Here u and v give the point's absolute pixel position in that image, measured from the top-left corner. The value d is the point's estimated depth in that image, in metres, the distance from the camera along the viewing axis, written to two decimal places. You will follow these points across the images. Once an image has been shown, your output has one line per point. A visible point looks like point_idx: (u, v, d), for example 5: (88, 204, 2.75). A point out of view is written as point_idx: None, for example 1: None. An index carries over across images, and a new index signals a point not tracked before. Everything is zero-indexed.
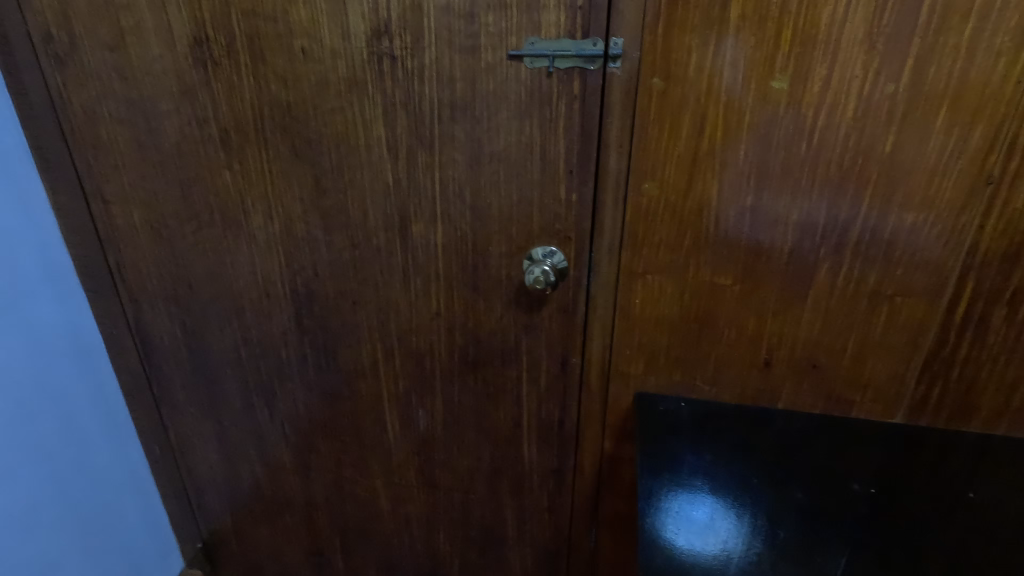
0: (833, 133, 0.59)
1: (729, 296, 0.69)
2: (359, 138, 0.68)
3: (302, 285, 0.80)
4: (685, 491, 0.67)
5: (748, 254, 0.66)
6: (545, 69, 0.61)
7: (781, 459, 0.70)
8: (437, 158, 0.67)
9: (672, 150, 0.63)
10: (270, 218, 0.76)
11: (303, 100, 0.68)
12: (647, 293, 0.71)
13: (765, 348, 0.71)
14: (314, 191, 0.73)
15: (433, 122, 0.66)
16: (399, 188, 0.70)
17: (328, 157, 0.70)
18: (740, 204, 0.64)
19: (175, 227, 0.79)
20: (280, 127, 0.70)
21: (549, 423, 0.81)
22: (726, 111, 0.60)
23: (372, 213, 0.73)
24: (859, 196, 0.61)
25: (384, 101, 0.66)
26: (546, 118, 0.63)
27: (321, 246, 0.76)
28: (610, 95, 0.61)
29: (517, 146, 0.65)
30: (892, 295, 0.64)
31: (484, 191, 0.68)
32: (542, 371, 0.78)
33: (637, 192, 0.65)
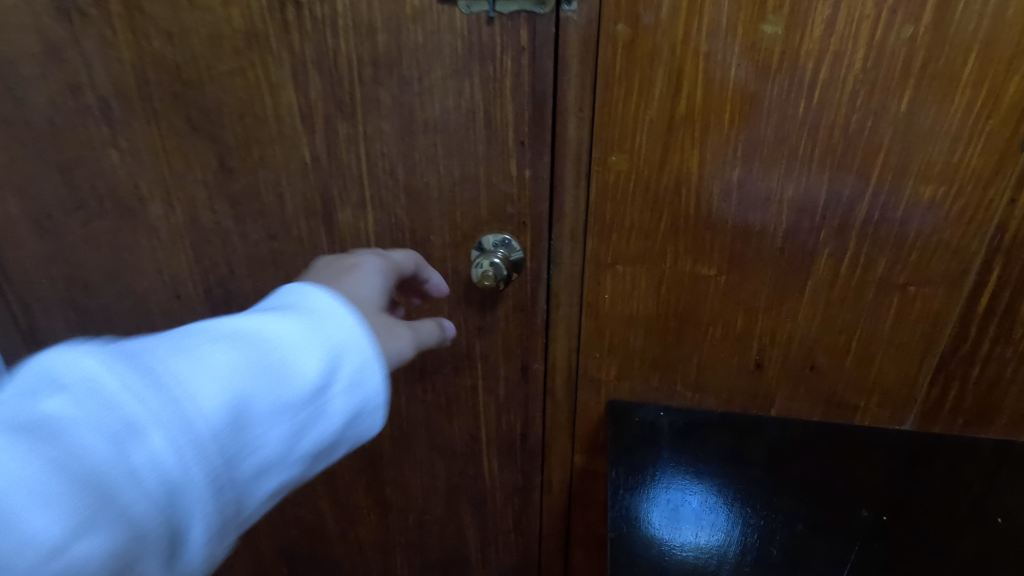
0: (837, 89, 0.48)
1: (714, 289, 0.58)
2: (267, 107, 0.56)
3: (217, 284, 0.68)
4: (665, 495, 0.58)
5: (735, 239, 0.55)
6: (485, 14, 0.49)
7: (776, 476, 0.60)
8: (362, 130, 0.56)
9: (642, 115, 0.52)
10: (172, 206, 0.64)
11: (195, 61, 0.55)
12: (618, 287, 0.60)
13: (756, 347, 0.60)
14: (220, 172, 0.61)
15: (353, 85, 0.54)
16: (320, 167, 0.59)
17: (231, 131, 0.58)
18: (725, 180, 0.53)
19: (60, 218, 0.67)
20: (171, 94, 0.57)
21: (511, 437, 0.71)
22: (707, 63, 0.49)
23: (290, 198, 0.61)
24: (868, 166, 0.50)
25: (292, 59, 0.53)
26: (489, 76, 0.51)
27: (235, 239, 0.64)
28: (566, 47, 0.50)
29: (456, 112, 0.53)
30: (904, 285, 0.55)
31: (419, 170, 0.57)
32: (500, 380, 0.67)
33: (602, 166, 0.54)
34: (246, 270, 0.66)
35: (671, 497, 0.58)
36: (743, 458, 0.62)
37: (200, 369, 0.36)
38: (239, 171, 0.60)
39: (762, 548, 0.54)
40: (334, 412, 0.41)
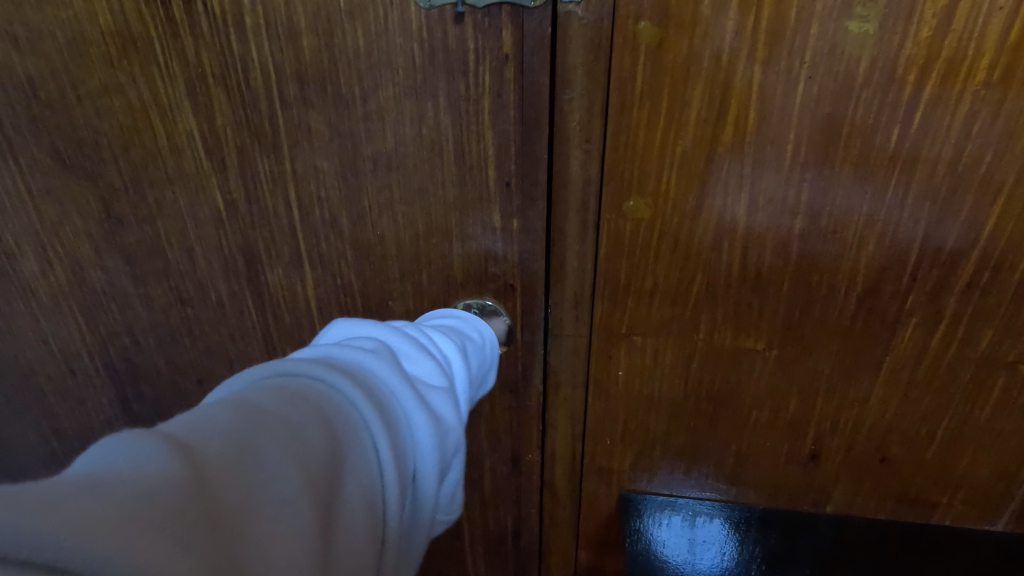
0: (947, 110, 0.34)
1: (759, 367, 0.45)
2: (161, 137, 0.42)
3: (119, 356, 0.54)
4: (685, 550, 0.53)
5: (791, 305, 0.42)
6: (452, 8, 0.34)
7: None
8: (290, 167, 0.41)
9: (671, 146, 0.38)
10: (48, 263, 0.49)
11: (53, 72, 0.40)
12: (636, 362, 0.46)
13: (812, 434, 0.47)
14: (107, 220, 0.46)
15: (271, 106, 0.39)
16: (239, 214, 0.44)
17: (116, 168, 0.43)
18: (782, 230, 0.39)
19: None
20: (26, 119, 0.42)
21: (500, 529, 0.58)
22: (766, 75, 0.35)
23: (201, 252, 0.47)
24: (980, 211, 0.37)
25: (188, 73, 0.39)
26: (459, 96, 0.37)
27: (137, 302, 0.50)
28: (567, 53, 0.36)
29: (415, 144, 0.39)
30: (1014, 363, 0.41)
31: (369, 219, 0.42)
32: (486, 471, 0.54)
33: (616, 213, 0.40)
34: (155, 338, 0.52)
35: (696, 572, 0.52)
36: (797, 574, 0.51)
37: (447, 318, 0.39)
38: (132, 218, 0.46)
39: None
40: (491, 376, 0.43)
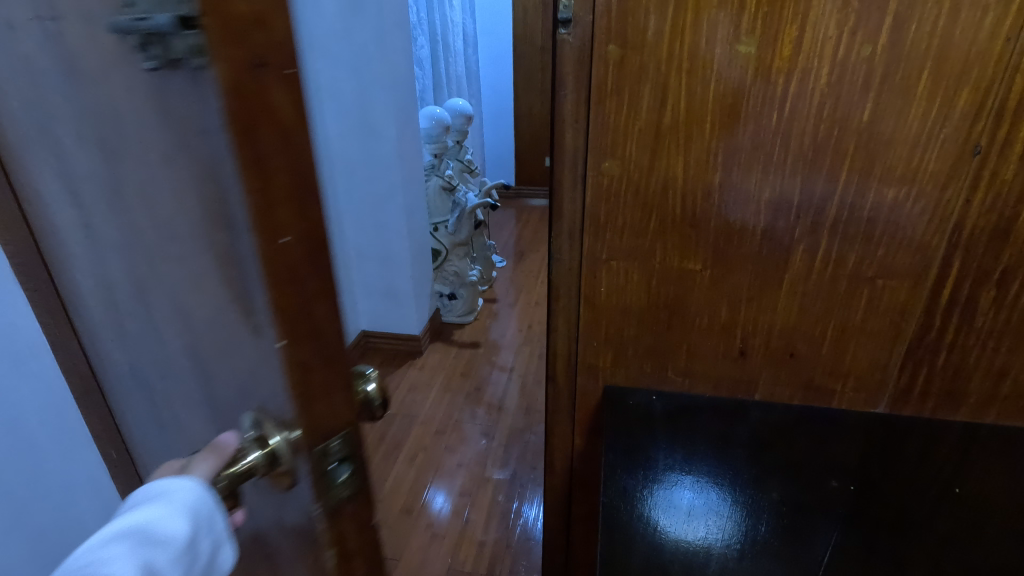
0: (806, 101, 0.54)
1: (700, 283, 0.64)
2: (67, 140, 0.37)
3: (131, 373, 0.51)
4: (654, 449, 0.64)
5: (718, 236, 0.61)
6: (152, 65, 0.26)
7: (766, 467, 0.62)
8: (130, 219, 0.36)
9: (633, 124, 0.58)
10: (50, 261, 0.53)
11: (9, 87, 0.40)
12: (613, 280, 0.66)
13: (740, 336, 0.66)
14: (76, 241, 0.45)
15: (117, 146, 0.32)
16: (132, 249, 0.37)
17: (78, 194, 0.40)
18: (709, 181, 0.59)
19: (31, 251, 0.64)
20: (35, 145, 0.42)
21: None
22: (690, 78, 0.55)
23: (122, 280, 0.41)
24: (835, 170, 0.56)
25: (59, 67, 0.33)
26: (192, 164, 0.27)
27: (113, 322, 0.48)
28: (271, 107, 0.25)
29: (182, 220, 0.31)
30: (873, 278, 0.60)
31: (182, 289, 0.35)
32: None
33: (597, 170, 0.60)
34: (125, 356, 0.49)
35: (665, 471, 0.61)
36: (734, 452, 0.64)
37: (113, 550, 0.33)
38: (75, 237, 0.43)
39: (759, 549, 0.54)
40: (227, 547, 0.37)
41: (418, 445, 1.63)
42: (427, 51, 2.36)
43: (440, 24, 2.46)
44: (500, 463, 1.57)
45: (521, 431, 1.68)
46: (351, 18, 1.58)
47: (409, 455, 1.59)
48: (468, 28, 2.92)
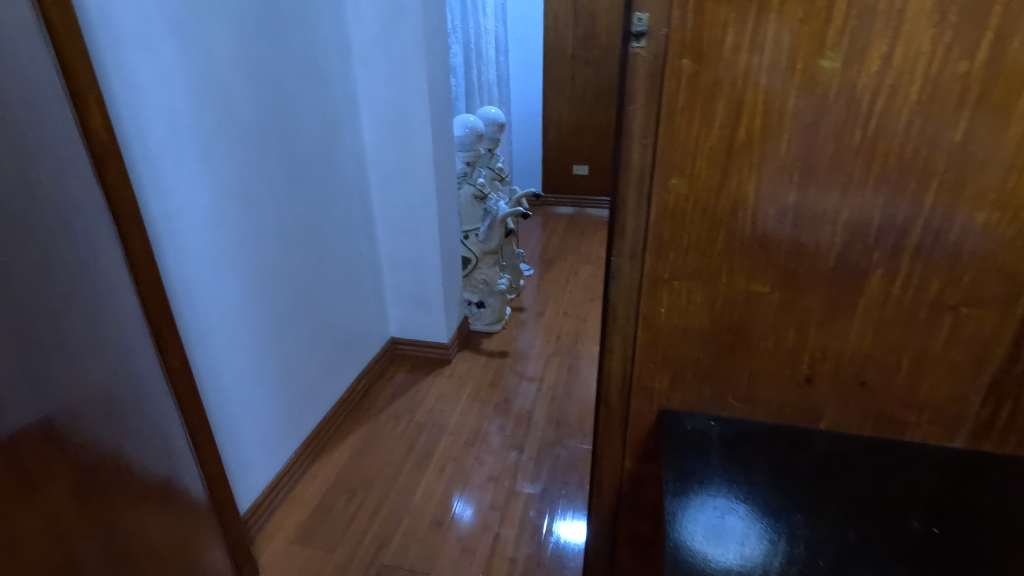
0: (893, 120, 0.51)
1: (767, 306, 0.61)
2: None
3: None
4: (715, 479, 0.61)
5: (790, 259, 0.58)
6: None
7: (839, 505, 0.58)
8: None
9: (703, 141, 0.55)
10: (80, 318, 0.76)
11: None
12: (674, 301, 0.64)
13: (807, 362, 0.63)
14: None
15: None
16: None
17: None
18: (782, 202, 0.56)
19: (91, 260, 0.78)
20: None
21: None
22: (767, 96, 0.52)
23: None
24: (921, 193, 0.53)
25: None
26: None
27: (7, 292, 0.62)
28: None
29: None
30: (957, 306, 0.56)
31: None
32: None
33: (663, 188, 0.58)
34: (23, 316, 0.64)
35: (731, 507, 0.58)
36: (803, 486, 0.60)
37: None
38: (15, 302, 0.66)
39: None
40: None
41: (447, 455, 1.62)
42: (461, 59, 2.36)
43: (473, 32, 2.47)
44: (531, 477, 1.54)
45: (552, 445, 1.65)
46: (390, 26, 1.58)
47: (440, 466, 1.58)
48: (500, 36, 2.93)
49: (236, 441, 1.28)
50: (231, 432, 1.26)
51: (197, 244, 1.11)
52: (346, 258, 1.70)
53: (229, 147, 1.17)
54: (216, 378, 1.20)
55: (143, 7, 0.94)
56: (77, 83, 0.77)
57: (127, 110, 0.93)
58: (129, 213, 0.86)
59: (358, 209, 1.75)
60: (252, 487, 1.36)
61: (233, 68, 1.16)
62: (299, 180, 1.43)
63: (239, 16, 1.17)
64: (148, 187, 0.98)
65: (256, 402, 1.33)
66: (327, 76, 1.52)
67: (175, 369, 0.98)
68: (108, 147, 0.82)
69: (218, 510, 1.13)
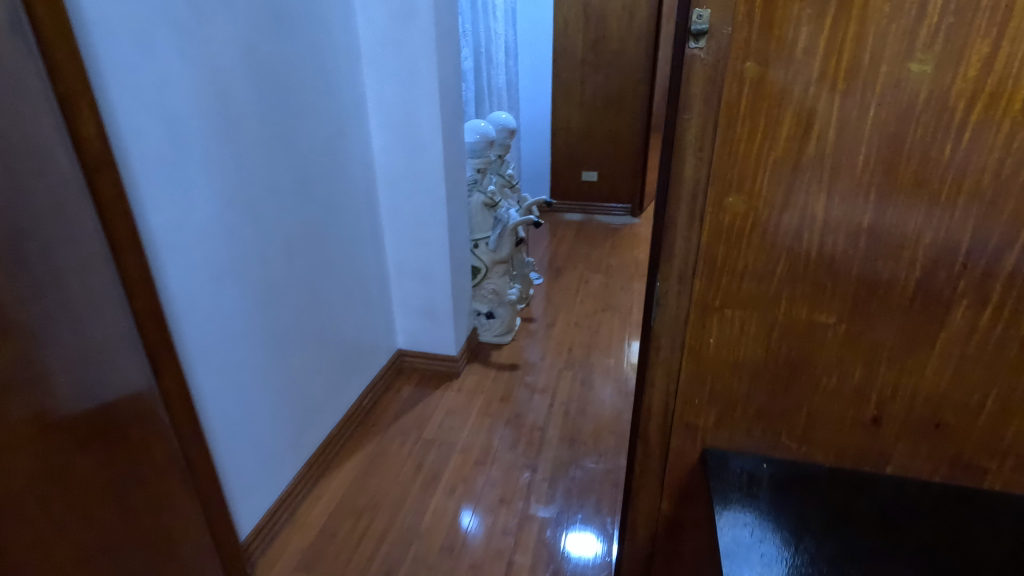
0: (990, 133, 0.44)
1: (831, 339, 0.55)
2: None
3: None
4: (774, 532, 0.54)
5: (861, 287, 0.52)
6: None
7: (919, 564, 0.51)
8: None
9: (767, 155, 0.49)
10: (49, 343, 0.69)
11: None
12: (725, 331, 0.57)
13: (874, 401, 0.56)
14: None
15: None
16: None
17: None
18: (854, 224, 0.50)
19: (60, 283, 0.70)
20: None
21: None
22: (844, 104, 0.46)
23: None
24: (1019, 216, 0.46)
25: None
26: None
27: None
28: None
29: None
30: None
31: None
32: None
33: (717, 207, 0.52)
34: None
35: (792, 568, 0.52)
36: (875, 541, 0.53)
37: None
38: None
39: None
40: None
41: (457, 475, 1.55)
42: (471, 63, 2.30)
43: (483, 35, 2.41)
44: (544, 499, 1.47)
45: (566, 465, 1.58)
46: (401, 28, 1.52)
47: (449, 487, 1.51)
48: (509, 39, 2.87)
49: (237, 464, 1.22)
50: (231, 454, 1.19)
51: (198, 258, 1.05)
52: (353, 269, 1.64)
53: (231, 154, 1.11)
54: (216, 398, 1.14)
55: (141, 7, 0.89)
56: (66, 87, 0.71)
57: (123, 117, 0.87)
58: (123, 226, 0.80)
59: (367, 218, 1.69)
60: (254, 511, 1.29)
61: (236, 72, 1.10)
62: (305, 188, 1.37)
63: (244, 18, 1.12)
64: (144, 197, 0.92)
65: (257, 421, 1.27)
66: (335, 79, 1.46)
67: (172, 393, 0.92)
68: (100, 156, 0.76)
69: (217, 539, 1.07)
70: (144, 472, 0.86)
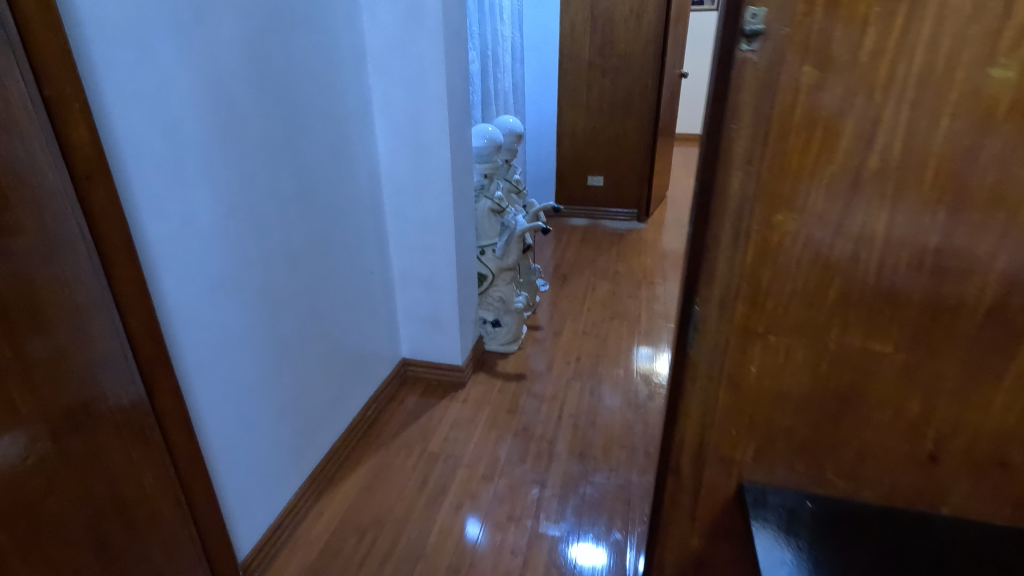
0: None
1: (886, 370, 0.50)
2: None
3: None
4: None
5: (923, 314, 0.47)
6: None
7: None
8: None
9: (823, 169, 0.44)
10: (23, 368, 0.64)
11: None
12: (768, 359, 0.52)
13: (932, 436, 0.51)
14: None
15: None
16: None
17: None
18: (919, 246, 0.45)
19: (40, 304, 0.66)
20: None
21: None
22: (913, 114, 0.41)
23: None
24: None
25: None
26: None
27: None
28: None
29: None
30: None
31: None
32: None
33: (765, 225, 0.47)
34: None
35: None
36: None
37: None
38: None
39: None
40: None
41: (463, 491, 1.50)
42: (478, 66, 2.26)
43: (490, 38, 2.37)
44: (555, 517, 1.42)
45: (576, 480, 1.53)
46: (408, 29, 1.48)
47: (456, 504, 1.46)
48: (516, 42, 2.83)
49: (236, 481, 1.17)
50: (230, 471, 1.15)
51: (197, 268, 1.00)
52: (357, 277, 1.59)
53: (232, 160, 1.07)
54: (214, 414, 1.09)
55: (140, 6, 0.84)
56: (56, 90, 0.67)
57: (119, 121, 0.83)
58: (117, 237, 0.76)
59: (372, 225, 1.65)
60: (254, 530, 1.24)
61: (238, 74, 1.06)
62: (309, 194, 1.33)
63: (246, 18, 1.07)
64: (139, 205, 0.87)
65: (257, 437, 1.22)
66: (341, 82, 1.42)
67: (168, 412, 0.87)
68: (93, 163, 0.71)
69: (212, 564, 1.02)
70: (131, 500, 0.81)
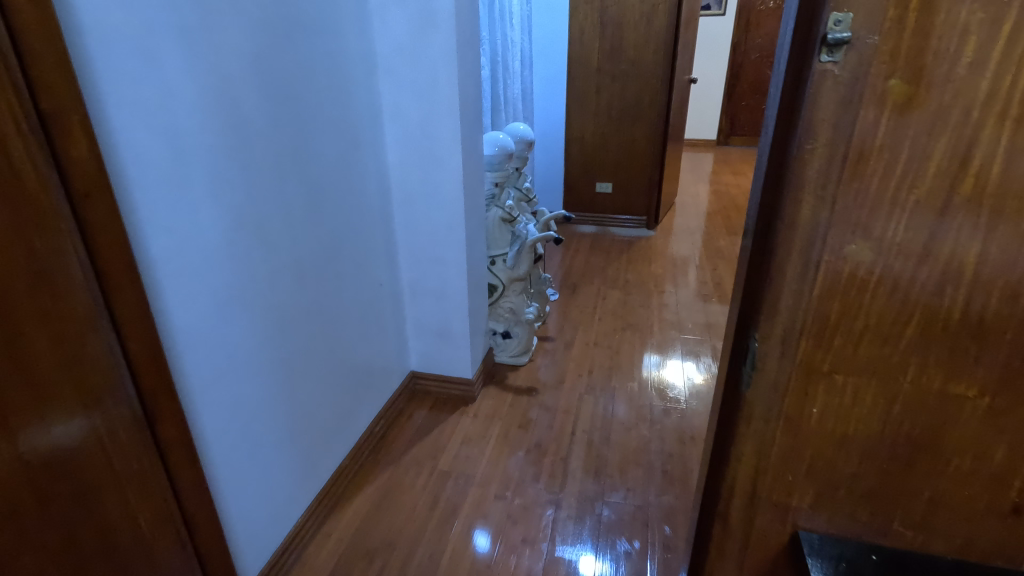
0: None
1: (969, 414, 0.45)
2: None
3: None
4: None
5: (1015, 354, 0.42)
6: None
7: None
8: None
9: (908, 194, 0.39)
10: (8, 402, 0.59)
11: None
12: (833, 400, 0.47)
13: (1017, 487, 0.46)
14: None
15: None
16: None
17: None
18: (1014, 281, 0.40)
19: (25, 335, 0.61)
20: None
21: None
22: (1015, 134, 0.36)
23: None
24: None
25: None
26: None
27: None
28: None
29: None
30: None
31: None
32: None
33: (838, 255, 0.42)
34: None
35: None
36: None
37: None
38: None
39: None
40: None
41: (475, 511, 1.45)
42: (488, 73, 2.22)
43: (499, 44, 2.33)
44: (571, 539, 1.37)
45: (592, 500, 1.48)
46: (420, 36, 1.44)
47: (468, 525, 1.41)
48: (525, 48, 2.79)
49: (241, 505, 1.12)
50: (235, 495, 1.10)
51: (201, 284, 0.96)
52: (365, 289, 1.55)
53: (239, 171, 1.02)
54: (219, 436, 1.04)
55: (145, 11, 0.80)
56: (55, 101, 0.62)
57: (122, 131, 0.79)
58: (118, 256, 0.71)
59: (381, 236, 1.60)
60: (259, 555, 1.19)
61: (246, 82, 1.02)
62: (317, 206, 1.29)
63: (255, 24, 1.03)
64: (141, 220, 0.83)
65: (263, 458, 1.17)
66: (351, 90, 1.38)
67: (171, 440, 0.83)
68: (95, 179, 0.67)
69: None
70: (126, 538, 0.77)
